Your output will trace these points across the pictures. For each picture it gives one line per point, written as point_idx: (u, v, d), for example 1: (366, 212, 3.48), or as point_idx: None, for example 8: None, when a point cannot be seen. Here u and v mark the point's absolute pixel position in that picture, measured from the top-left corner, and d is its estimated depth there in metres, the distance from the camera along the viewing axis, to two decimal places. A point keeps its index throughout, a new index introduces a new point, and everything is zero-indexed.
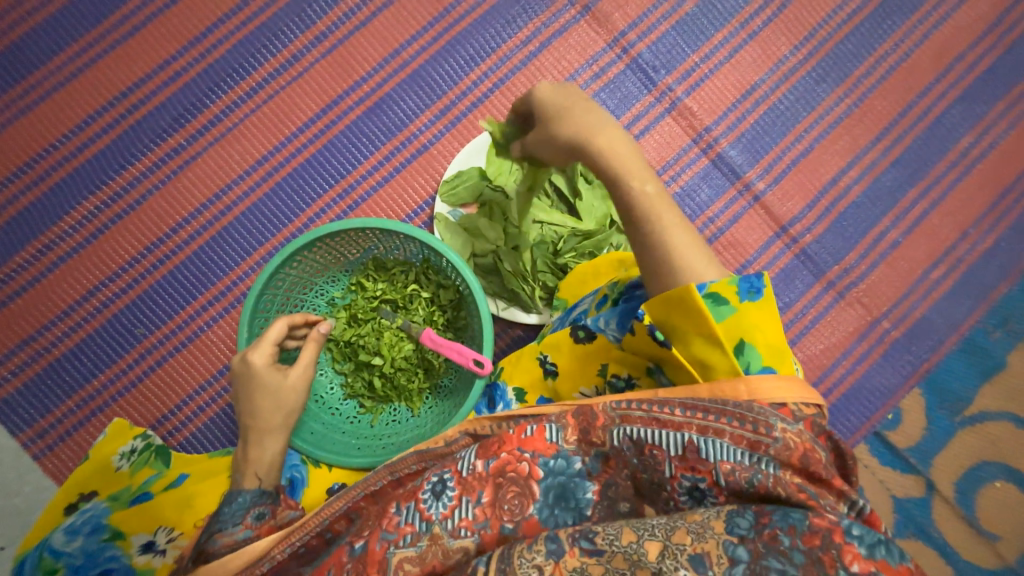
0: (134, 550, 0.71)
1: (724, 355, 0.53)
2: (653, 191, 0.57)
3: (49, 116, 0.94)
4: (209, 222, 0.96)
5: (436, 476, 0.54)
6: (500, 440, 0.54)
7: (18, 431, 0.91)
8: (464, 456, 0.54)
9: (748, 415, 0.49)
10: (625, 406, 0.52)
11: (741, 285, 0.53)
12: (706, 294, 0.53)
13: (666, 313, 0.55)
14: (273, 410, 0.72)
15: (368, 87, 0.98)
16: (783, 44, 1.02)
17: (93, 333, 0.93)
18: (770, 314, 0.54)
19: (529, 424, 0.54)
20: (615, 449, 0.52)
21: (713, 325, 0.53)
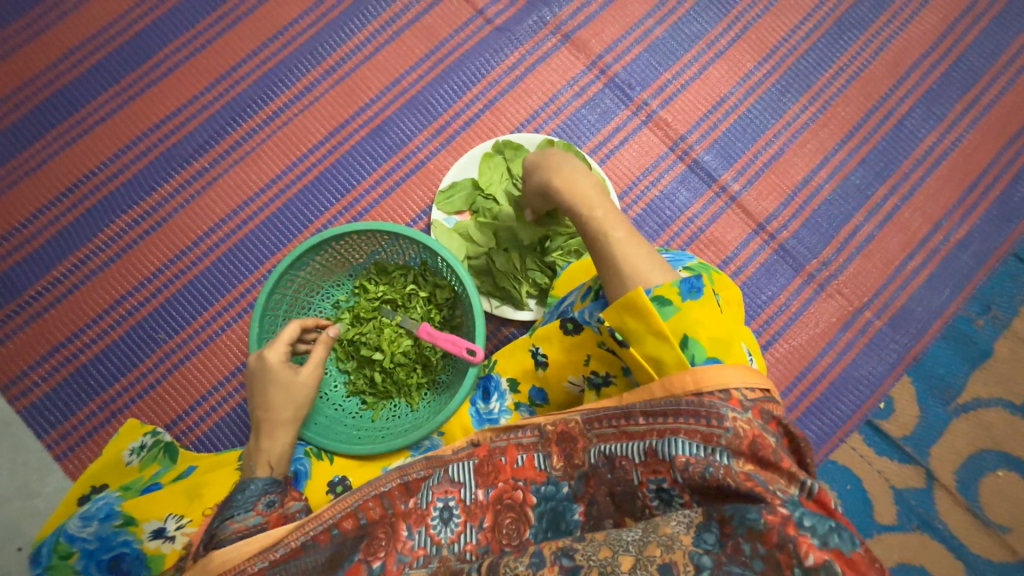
0: (146, 535, 0.71)
1: (672, 349, 0.58)
2: (600, 216, 0.68)
3: (90, 147, 1.06)
4: (227, 235, 1.05)
5: (442, 503, 0.63)
6: (495, 471, 0.65)
7: (43, 433, 0.97)
8: (466, 484, 0.65)
9: (697, 408, 0.53)
10: (598, 426, 0.60)
11: (682, 286, 0.59)
12: (652, 296, 0.59)
13: (621, 317, 0.61)
14: (285, 404, 0.76)
15: (372, 112, 1.09)
16: (747, 60, 1.11)
17: (118, 339, 1.01)
18: (712, 310, 0.60)
19: (520, 455, 0.65)
20: (593, 468, 0.59)
21: (661, 322, 0.58)
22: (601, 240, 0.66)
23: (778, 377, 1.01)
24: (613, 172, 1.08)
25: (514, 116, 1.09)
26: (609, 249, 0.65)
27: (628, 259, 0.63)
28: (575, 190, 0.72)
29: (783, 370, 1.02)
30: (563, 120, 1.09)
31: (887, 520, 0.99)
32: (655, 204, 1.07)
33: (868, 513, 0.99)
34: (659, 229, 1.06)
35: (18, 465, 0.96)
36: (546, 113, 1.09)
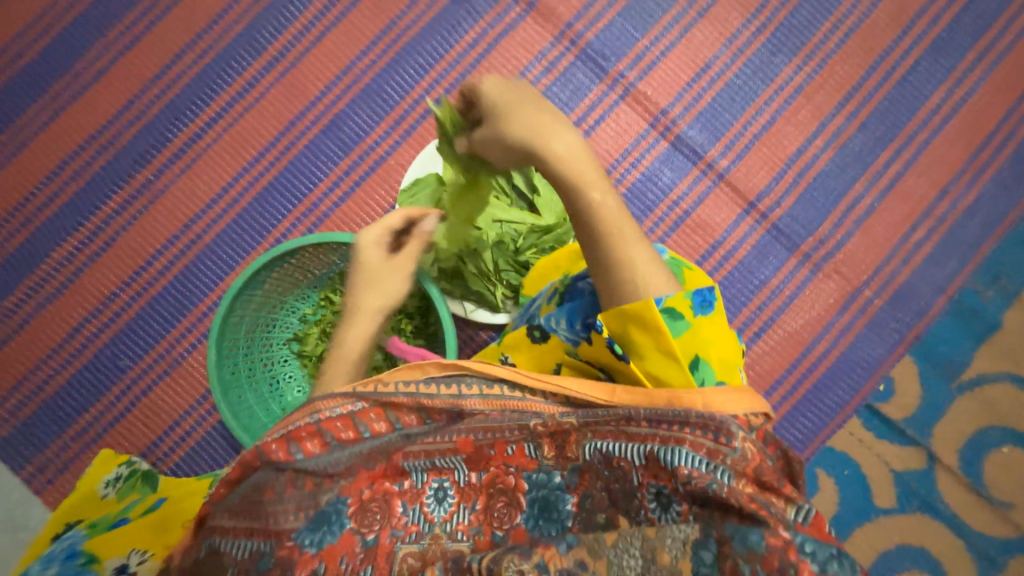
0: (107, 572, 0.67)
1: (681, 370, 0.53)
2: (613, 203, 0.56)
3: (25, 165, 0.98)
4: (182, 251, 0.98)
5: (436, 484, 0.58)
6: (486, 458, 0.57)
7: (20, 467, 0.96)
8: (459, 468, 0.58)
9: (711, 424, 0.48)
10: (595, 422, 0.53)
11: (696, 300, 0.54)
12: (664, 308, 0.53)
13: (621, 325, 0.55)
14: (375, 305, 0.75)
15: (323, 105, 1.00)
16: (734, 18, 1.00)
17: (82, 369, 0.97)
18: (720, 326, 0.57)
19: (509, 444, 0.56)
20: (588, 464, 0.53)
21: (672, 341, 0.53)
22: (609, 236, 0.55)
23: (772, 365, 0.97)
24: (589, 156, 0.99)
25: None
26: (621, 247, 0.55)
27: (638, 263, 0.55)
28: (580, 162, 0.56)
29: (778, 358, 0.97)
30: None
31: (886, 503, 0.96)
32: (637, 188, 0.99)
33: (866, 497, 0.96)
34: (641, 215, 0.98)
35: None
36: None
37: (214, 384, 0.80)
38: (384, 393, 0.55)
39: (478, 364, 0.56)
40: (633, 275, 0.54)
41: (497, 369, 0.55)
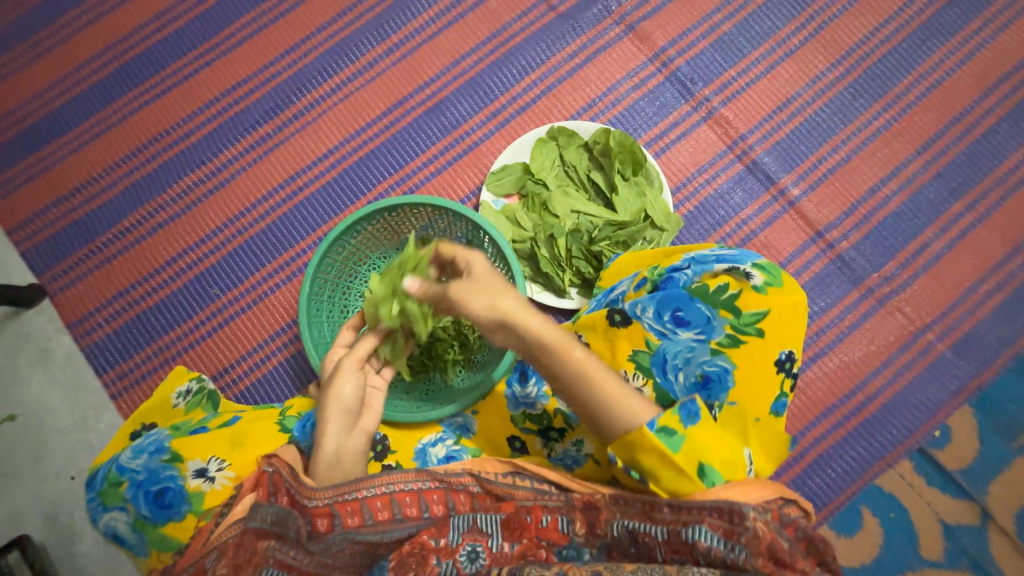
0: (189, 472, 0.74)
1: (691, 480, 0.64)
2: (586, 358, 0.65)
3: (167, 107, 1.12)
4: (284, 200, 1.08)
5: (469, 546, 0.69)
6: (522, 527, 0.71)
7: (102, 372, 1.03)
8: (494, 534, 0.70)
9: (726, 509, 0.59)
10: (623, 502, 0.66)
11: (681, 413, 0.65)
12: (657, 429, 0.64)
13: (630, 452, 0.65)
14: (337, 408, 0.77)
15: (430, 91, 1.10)
16: (819, 62, 1.07)
17: (174, 291, 1.06)
18: (712, 431, 0.67)
19: (544, 516, 0.71)
20: (616, 540, 0.66)
21: (673, 455, 0.63)
22: (595, 390, 0.65)
23: (825, 393, 0.97)
24: (667, 167, 1.05)
25: (571, 103, 1.08)
26: (607, 394, 0.65)
27: (623, 398, 0.65)
28: (551, 336, 0.64)
29: (832, 386, 0.97)
30: (619, 111, 1.07)
31: (932, 556, 0.93)
32: (708, 202, 1.03)
33: (911, 546, 0.93)
34: (710, 228, 1.03)
35: (77, 400, 1.02)
36: (603, 103, 1.07)
37: (301, 313, 0.88)
38: (450, 474, 0.76)
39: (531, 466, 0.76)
40: (627, 416, 0.65)
41: (546, 471, 0.74)
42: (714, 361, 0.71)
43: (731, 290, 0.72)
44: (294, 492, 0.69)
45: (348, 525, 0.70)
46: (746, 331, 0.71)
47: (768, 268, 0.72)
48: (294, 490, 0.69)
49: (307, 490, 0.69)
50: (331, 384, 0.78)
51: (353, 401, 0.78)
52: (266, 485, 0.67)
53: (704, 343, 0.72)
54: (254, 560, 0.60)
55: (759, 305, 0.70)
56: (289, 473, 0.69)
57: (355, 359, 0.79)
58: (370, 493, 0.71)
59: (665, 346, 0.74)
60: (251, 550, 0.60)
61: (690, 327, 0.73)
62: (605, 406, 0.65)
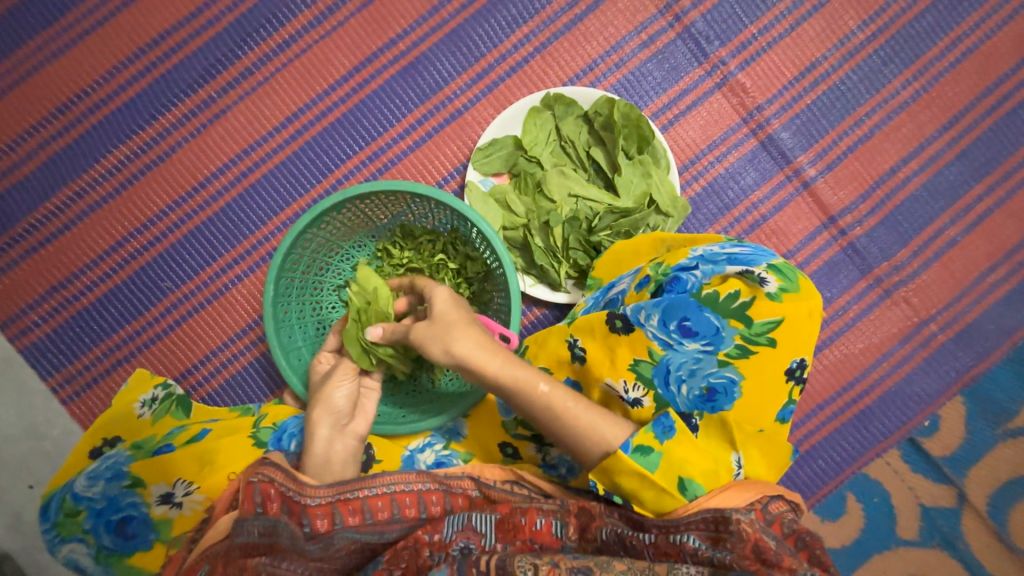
0: (153, 499, 0.70)
1: (673, 496, 0.66)
2: (550, 392, 0.70)
3: (82, 61, 0.92)
4: (238, 178, 0.94)
5: (461, 543, 0.67)
6: (516, 528, 0.69)
7: (47, 375, 0.93)
8: (486, 534, 0.68)
9: (711, 516, 0.63)
10: (613, 511, 0.71)
11: (655, 429, 0.69)
12: (632, 450, 0.67)
13: (609, 478, 0.69)
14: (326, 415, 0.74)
15: (404, 46, 0.93)
16: (850, 19, 0.94)
17: (119, 285, 0.93)
18: (693, 445, 0.69)
19: (539, 518, 0.70)
20: (605, 544, 0.67)
21: (651, 474, 0.67)
22: (561, 419, 0.70)
23: (823, 385, 0.95)
24: (674, 143, 0.94)
25: (569, 64, 0.93)
26: (574, 422, 0.70)
27: (592, 426, 0.70)
28: (513, 374, 0.70)
29: (831, 378, 0.95)
30: (623, 75, 0.94)
31: (908, 535, 0.97)
32: (718, 184, 0.94)
33: (890, 527, 0.97)
34: (718, 212, 0.94)
35: (23, 406, 0.93)
36: (605, 65, 0.93)
37: (268, 319, 0.79)
38: (449, 475, 0.76)
39: (527, 474, 0.77)
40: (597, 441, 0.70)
41: (541, 481, 0.76)
42: (720, 373, 0.68)
43: (743, 297, 0.67)
44: (286, 493, 0.64)
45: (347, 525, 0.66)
46: (758, 341, 0.66)
47: (783, 269, 0.68)
48: (291, 491, 0.64)
49: (301, 486, 0.65)
50: (324, 389, 0.77)
51: (345, 406, 0.76)
52: (253, 497, 0.61)
53: (712, 355, 0.68)
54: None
55: (772, 314, 0.65)
56: (281, 476, 0.64)
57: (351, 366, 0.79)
58: (369, 492, 0.68)
59: (669, 357, 0.70)
60: (240, 566, 0.57)
61: (698, 337, 0.68)
62: (574, 432, 0.71)
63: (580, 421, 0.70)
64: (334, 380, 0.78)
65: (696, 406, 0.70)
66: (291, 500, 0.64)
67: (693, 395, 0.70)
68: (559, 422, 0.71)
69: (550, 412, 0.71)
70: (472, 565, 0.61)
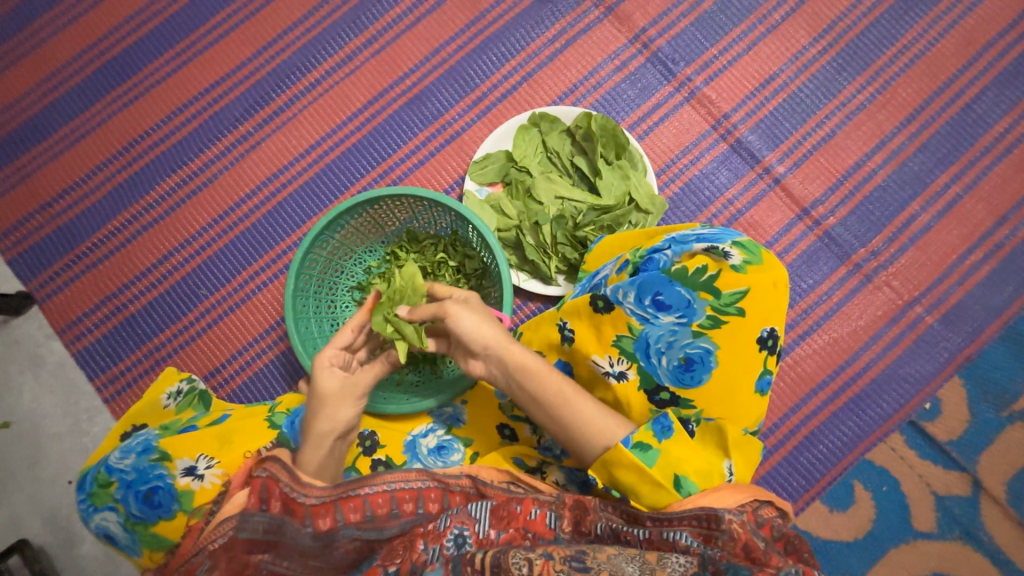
0: (178, 471, 0.76)
1: (669, 492, 0.69)
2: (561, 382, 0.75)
3: (146, 109, 1.11)
4: (268, 197, 1.08)
5: (456, 532, 0.70)
6: (510, 516, 0.72)
7: (94, 376, 1.04)
8: (481, 520, 0.71)
9: (703, 514, 0.64)
10: (609, 509, 0.71)
11: (655, 428, 0.72)
12: (633, 445, 0.70)
13: (610, 472, 0.71)
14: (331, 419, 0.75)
15: (411, 81, 1.09)
16: (802, 37, 1.06)
17: (163, 293, 1.06)
18: (688, 446, 0.72)
19: (534, 509, 0.72)
20: (599, 537, 0.69)
21: (650, 470, 0.69)
22: (566, 408, 0.74)
23: (815, 370, 0.97)
24: (650, 150, 1.05)
25: (552, 89, 1.07)
26: (577, 414, 0.74)
27: (595, 420, 0.74)
28: (530, 362, 0.76)
29: (821, 363, 0.97)
30: (601, 95, 1.06)
31: (924, 527, 0.94)
32: (693, 183, 1.03)
33: (904, 518, 0.94)
34: (696, 209, 1.02)
35: (71, 404, 1.03)
36: (585, 87, 1.06)
37: (287, 310, 0.88)
38: (448, 474, 0.77)
39: (523, 475, 0.80)
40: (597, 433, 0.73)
41: (537, 482, 0.78)
42: (696, 343, 0.72)
43: (710, 271, 0.70)
44: (288, 493, 0.68)
45: (348, 522, 0.70)
46: (727, 311, 0.70)
47: (750, 246, 0.72)
48: (294, 492, 0.68)
49: (302, 485, 0.69)
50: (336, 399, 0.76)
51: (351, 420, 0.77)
52: (259, 491, 0.67)
53: (686, 326, 0.72)
54: (247, 570, 0.64)
55: (738, 285, 0.69)
56: (285, 476, 0.69)
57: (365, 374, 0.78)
58: (370, 489, 0.72)
59: (647, 331, 0.74)
60: (243, 561, 0.64)
61: (672, 310, 0.72)
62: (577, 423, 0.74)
63: (586, 414, 0.74)
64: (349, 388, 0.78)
65: (677, 377, 0.74)
66: (290, 500, 0.68)
67: (673, 365, 0.73)
68: (564, 411, 0.74)
69: (557, 400, 0.75)
70: (468, 563, 0.62)
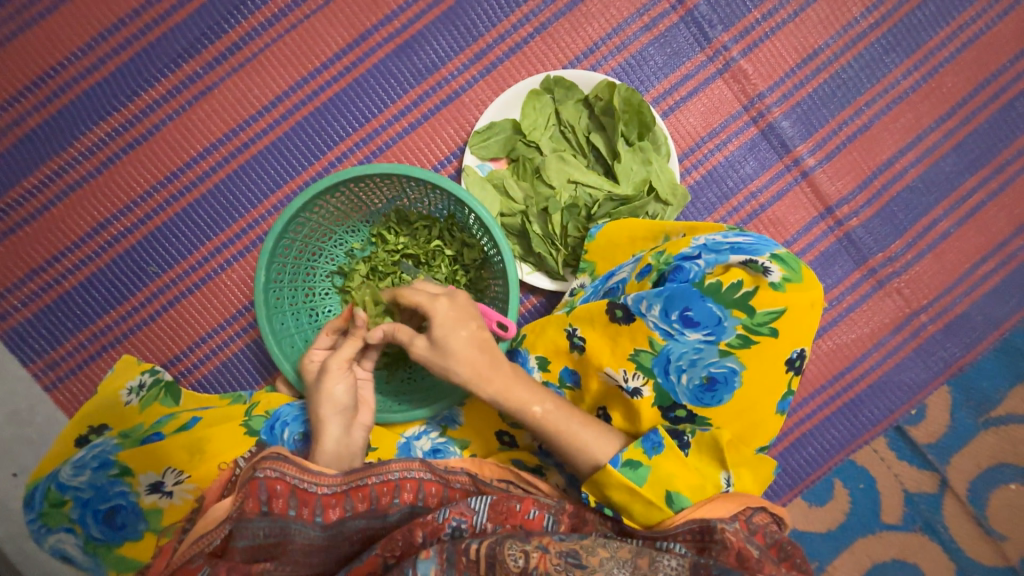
0: (142, 488, 0.69)
1: (660, 509, 0.68)
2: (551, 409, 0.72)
3: (56, 32, 0.87)
4: (225, 158, 0.91)
5: (453, 523, 0.66)
6: (510, 512, 0.68)
7: (29, 360, 0.91)
8: (479, 513, 0.67)
9: (697, 527, 0.65)
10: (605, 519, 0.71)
11: (645, 444, 0.69)
12: (623, 464, 0.69)
13: (601, 491, 0.70)
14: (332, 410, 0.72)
15: (400, 23, 0.90)
16: (854, 6, 0.93)
17: (103, 268, 0.90)
18: (681, 460, 0.70)
19: (533, 508, 0.69)
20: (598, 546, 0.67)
21: (640, 488, 0.68)
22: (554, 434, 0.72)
23: (815, 374, 0.96)
24: (674, 130, 0.93)
25: (569, 46, 0.91)
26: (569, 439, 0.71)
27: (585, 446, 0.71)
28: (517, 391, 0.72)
29: (822, 368, 0.96)
30: (624, 59, 0.92)
31: (891, 519, 0.99)
32: (717, 172, 0.93)
33: (874, 511, 0.99)
34: (717, 201, 0.94)
35: None
36: (607, 48, 0.91)
37: (259, 304, 0.76)
38: (449, 470, 0.73)
39: (524, 476, 0.75)
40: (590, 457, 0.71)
41: (537, 482, 0.74)
42: (721, 363, 0.67)
43: (746, 287, 0.65)
44: (297, 485, 0.66)
45: (355, 513, 0.67)
46: (759, 331, 0.66)
47: (789, 262, 0.66)
48: (305, 483, 0.66)
49: (313, 476, 0.66)
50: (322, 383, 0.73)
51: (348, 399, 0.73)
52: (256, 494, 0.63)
53: (713, 345, 0.67)
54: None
55: (774, 304, 0.64)
56: (293, 470, 0.66)
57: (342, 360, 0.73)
58: (376, 479, 0.68)
59: (670, 347, 0.69)
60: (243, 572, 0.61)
61: (699, 327, 0.67)
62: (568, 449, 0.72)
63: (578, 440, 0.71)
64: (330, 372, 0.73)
65: (696, 396, 0.70)
66: (300, 491, 0.65)
67: (693, 384, 0.69)
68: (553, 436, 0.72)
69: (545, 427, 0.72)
70: (462, 554, 0.60)
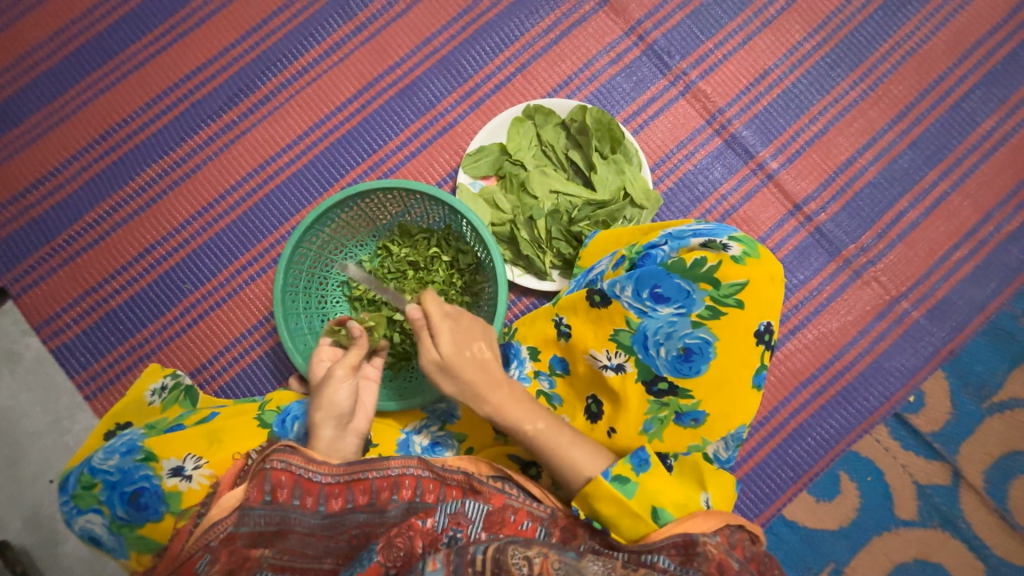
0: (165, 471, 0.74)
1: (647, 523, 0.68)
2: (543, 428, 0.74)
3: (122, 95, 1.06)
4: (253, 190, 1.05)
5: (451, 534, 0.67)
6: (503, 523, 0.70)
7: (73, 372, 1.00)
8: (475, 522, 0.69)
9: (681, 539, 0.64)
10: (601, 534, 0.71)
11: (633, 461, 0.72)
12: (612, 478, 0.70)
13: (593, 507, 0.70)
14: (327, 410, 0.75)
15: (402, 71, 1.07)
16: (797, 31, 1.05)
17: (145, 288, 1.03)
18: (664, 478, 0.72)
19: (526, 519, 0.71)
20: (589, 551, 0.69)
21: (628, 501, 0.69)
22: (547, 452, 0.73)
23: (805, 364, 0.98)
24: (644, 144, 1.04)
25: (547, 81, 1.05)
26: (560, 458, 0.73)
27: (580, 464, 0.72)
28: (510, 411, 0.75)
29: (811, 357, 0.99)
30: (596, 88, 1.05)
31: (907, 515, 0.96)
32: (687, 178, 1.03)
33: (887, 507, 0.96)
34: (690, 205, 1.02)
35: (52, 401, 1.00)
36: (580, 79, 1.05)
37: (277, 307, 0.86)
38: (445, 468, 0.75)
39: (517, 475, 0.76)
40: (580, 473, 0.72)
41: (531, 485, 0.75)
42: (695, 333, 0.72)
43: (710, 263, 0.71)
44: (302, 475, 0.68)
45: (356, 505, 0.70)
46: (726, 302, 0.70)
47: (749, 244, 0.72)
48: (305, 472, 0.68)
49: (316, 464, 0.69)
50: (323, 390, 0.76)
51: (347, 405, 0.76)
52: (262, 483, 0.66)
53: (685, 317, 0.72)
54: (247, 564, 0.62)
55: (738, 277, 0.70)
56: (298, 460, 0.68)
57: (347, 368, 0.77)
58: (377, 474, 0.71)
59: (645, 324, 0.74)
60: (245, 556, 0.63)
61: (670, 302, 0.73)
62: (563, 470, 0.73)
63: (571, 458, 0.73)
64: (333, 379, 0.76)
65: (675, 367, 0.73)
66: (304, 481, 0.68)
67: (671, 356, 0.73)
68: (547, 458, 0.73)
69: (541, 446, 0.74)
70: (468, 564, 0.56)
